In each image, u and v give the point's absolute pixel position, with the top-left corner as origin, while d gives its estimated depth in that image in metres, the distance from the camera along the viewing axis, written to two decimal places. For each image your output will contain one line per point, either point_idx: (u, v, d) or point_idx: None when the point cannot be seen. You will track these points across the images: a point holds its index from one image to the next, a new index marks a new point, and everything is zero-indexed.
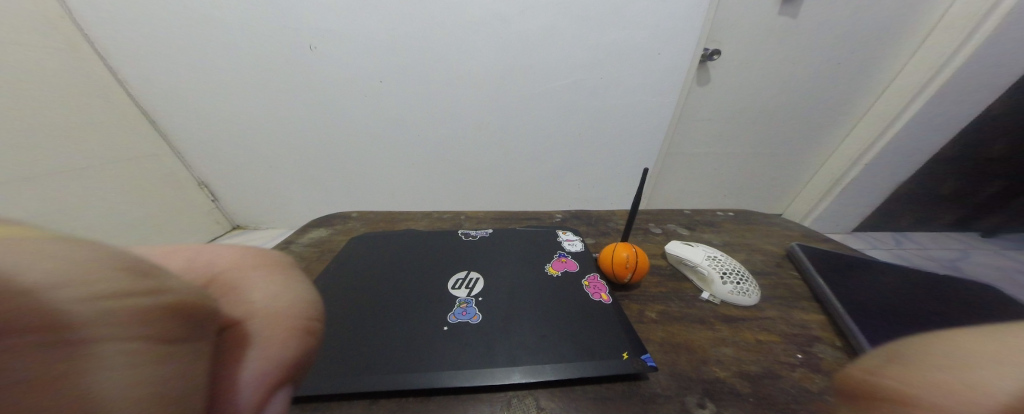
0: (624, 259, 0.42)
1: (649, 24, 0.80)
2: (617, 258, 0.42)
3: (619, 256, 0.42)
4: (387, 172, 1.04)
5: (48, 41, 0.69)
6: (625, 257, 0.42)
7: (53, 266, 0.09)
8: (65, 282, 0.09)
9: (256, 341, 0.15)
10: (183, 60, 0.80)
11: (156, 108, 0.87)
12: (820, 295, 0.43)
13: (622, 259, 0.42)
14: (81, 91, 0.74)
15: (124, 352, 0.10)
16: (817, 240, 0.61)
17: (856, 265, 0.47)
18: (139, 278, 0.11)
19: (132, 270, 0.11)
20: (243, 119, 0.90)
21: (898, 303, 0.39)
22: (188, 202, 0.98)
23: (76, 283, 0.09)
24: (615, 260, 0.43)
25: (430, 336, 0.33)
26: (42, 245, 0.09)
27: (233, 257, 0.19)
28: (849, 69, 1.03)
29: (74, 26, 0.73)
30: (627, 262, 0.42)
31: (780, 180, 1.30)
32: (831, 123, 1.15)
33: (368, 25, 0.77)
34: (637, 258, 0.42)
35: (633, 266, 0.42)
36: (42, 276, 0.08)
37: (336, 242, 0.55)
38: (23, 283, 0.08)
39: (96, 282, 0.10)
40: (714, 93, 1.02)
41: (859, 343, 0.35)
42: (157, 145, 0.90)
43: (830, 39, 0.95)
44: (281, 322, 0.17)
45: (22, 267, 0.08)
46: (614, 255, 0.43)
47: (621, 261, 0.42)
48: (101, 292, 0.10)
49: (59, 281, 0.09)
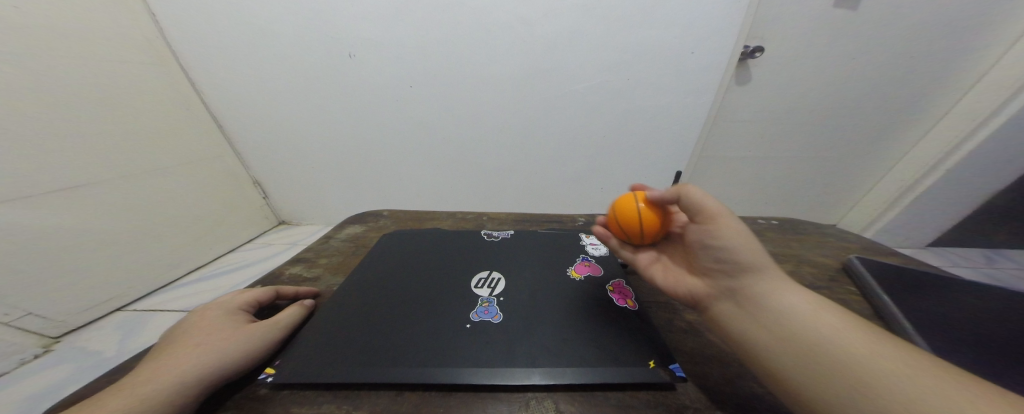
0: (634, 213, 0.37)
1: (682, 22, 0.77)
2: (627, 209, 0.37)
3: (630, 208, 0.37)
4: (414, 174, 1.09)
5: (147, 59, 0.81)
6: (636, 209, 0.37)
7: (174, 354, 0.29)
8: (174, 356, 0.28)
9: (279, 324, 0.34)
10: (245, 73, 0.90)
11: (223, 115, 0.97)
12: (882, 312, 0.38)
13: (632, 210, 0.37)
14: (170, 103, 0.86)
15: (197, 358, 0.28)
16: (879, 253, 0.54)
17: (933, 283, 0.40)
18: (199, 342, 0.30)
19: (198, 342, 0.30)
20: (290, 125, 0.99)
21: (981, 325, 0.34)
22: (245, 199, 1.08)
23: (179, 353, 0.29)
24: (623, 213, 0.38)
25: (454, 331, 0.34)
26: (171, 353, 0.29)
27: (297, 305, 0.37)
28: (923, 63, 0.91)
29: (165, 45, 0.85)
30: (637, 215, 0.37)
31: (835, 186, 1.18)
32: (897, 124, 1.03)
33: (401, 35, 0.82)
34: (651, 213, 0.36)
35: (645, 221, 0.36)
36: (167, 362, 0.28)
37: (369, 238, 0.58)
38: (159, 368, 0.27)
39: (189, 348, 0.29)
40: (756, 94, 0.95)
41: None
42: (223, 147, 1.01)
43: (899, 30, 0.85)
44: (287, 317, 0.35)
45: (163, 362, 0.28)
46: (624, 207, 0.38)
47: (631, 214, 0.37)
48: (191, 351, 0.29)
49: (170, 358, 0.28)
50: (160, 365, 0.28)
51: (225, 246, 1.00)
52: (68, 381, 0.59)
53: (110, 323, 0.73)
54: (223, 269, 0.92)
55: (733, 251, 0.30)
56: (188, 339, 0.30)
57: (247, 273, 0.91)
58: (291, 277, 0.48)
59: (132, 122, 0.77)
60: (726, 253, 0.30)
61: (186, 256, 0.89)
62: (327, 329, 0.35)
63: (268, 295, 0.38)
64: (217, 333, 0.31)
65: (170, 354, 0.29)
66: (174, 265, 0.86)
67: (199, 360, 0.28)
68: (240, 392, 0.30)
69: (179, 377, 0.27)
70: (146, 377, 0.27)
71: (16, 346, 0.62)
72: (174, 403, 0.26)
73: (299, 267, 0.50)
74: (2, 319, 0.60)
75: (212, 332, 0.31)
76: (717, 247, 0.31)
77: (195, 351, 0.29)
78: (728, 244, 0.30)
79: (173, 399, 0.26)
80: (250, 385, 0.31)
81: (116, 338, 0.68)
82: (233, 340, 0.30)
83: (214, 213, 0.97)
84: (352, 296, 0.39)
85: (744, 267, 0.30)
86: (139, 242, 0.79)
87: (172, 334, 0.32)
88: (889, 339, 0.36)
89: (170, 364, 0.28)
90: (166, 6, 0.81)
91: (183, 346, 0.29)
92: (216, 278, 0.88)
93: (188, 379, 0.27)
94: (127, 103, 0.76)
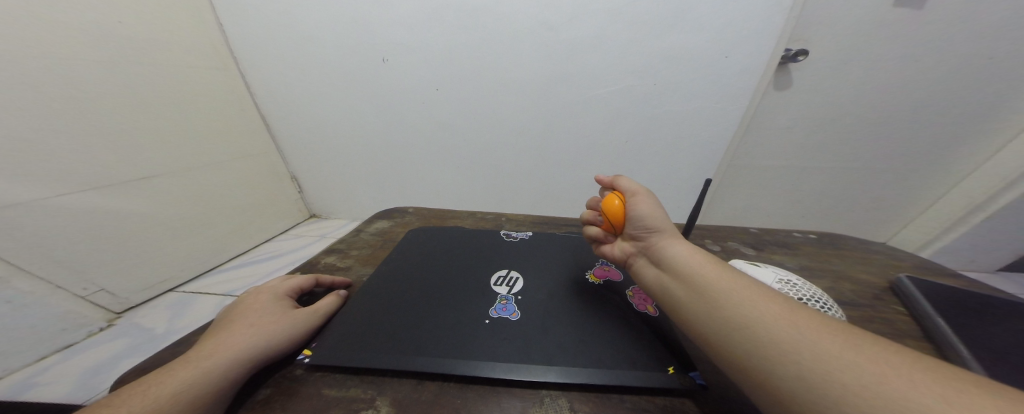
0: (619, 210, 0.36)
1: (717, 24, 0.75)
2: (611, 209, 0.37)
3: (612, 207, 0.37)
4: (437, 175, 1.12)
5: (212, 64, 0.90)
6: (617, 205, 0.37)
7: (232, 332, 0.32)
8: (232, 333, 0.32)
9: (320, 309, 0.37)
10: (291, 77, 0.97)
11: (270, 115, 1.06)
12: (935, 335, 0.35)
13: (614, 207, 0.37)
14: (228, 104, 0.94)
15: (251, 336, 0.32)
16: (935, 274, 0.49)
17: (998, 308, 0.36)
18: (253, 322, 0.33)
19: (252, 322, 0.33)
20: (327, 126, 1.06)
21: None
22: (283, 193, 1.16)
23: (236, 332, 0.32)
24: (610, 214, 0.37)
25: (474, 326, 0.35)
26: (228, 331, 0.32)
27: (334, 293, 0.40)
28: (998, 67, 0.82)
29: (228, 51, 0.94)
30: (620, 210, 0.37)
31: (885, 200, 1.08)
32: (964, 133, 0.93)
33: (431, 41, 0.86)
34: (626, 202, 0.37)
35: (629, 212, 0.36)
36: (227, 338, 0.31)
37: (395, 233, 0.61)
38: (219, 343, 0.31)
39: (245, 327, 0.33)
40: (797, 99, 0.89)
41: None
42: (268, 145, 1.09)
43: (970, 30, 0.77)
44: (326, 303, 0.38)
45: (223, 338, 0.31)
46: (605, 209, 0.37)
47: (615, 211, 0.37)
48: (247, 330, 0.32)
49: (230, 335, 0.32)
50: (221, 340, 0.31)
51: (263, 236, 1.08)
52: (125, 353, 0.67)
53: (163, 302, 0.80)
54: (262, 256, 1.00)
55: (643, 217, 0.34)
56: (244, 318, 0.34)
57: (283, 261, 0.98)
58: (325, 265, 0.51)
59: (195, 120, 0.85)
60: (641, 219, 0.34)
61: (230, 244, 0.97)
62: (355, 316, 0.37)
63: (309, 283, 0.42)
64: (265, 316, 0.34)
65: (228, 332, 0.32)
66: (220, 252, 0.94)
67: (253, 338, 0.32)
68: (283, 369, 0.33)
69: (236, 353, 0.30)
70: (209, 350, 0.30)
71: (87, 319, 0.70)
72: (231, 378, 0.29)
73: (332, 257, 0.53)
74: (79, 292, 0.69)
75: (264, 314, 0.34)
76: (633, 216, 0.35)
77: (248, 332, 0.32)
78: (642, 212, 0.34)
79: (231, 372, 0.29)
80: (288, 365, 0.33)
81: (167, 317, 0.76)
82: (282, 322, 0.34)
83: (256, 205, 1.05)
84: (379, 287, 0.42)
85: (653, 230, 0.33)
86: (195, 229, 0.87)
87: (231, 312, 0.35)
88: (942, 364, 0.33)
89: (229, 341, 0.31)
90: (229, 16, 0.89)
91: (239, 325, 0.33)
92: (255, 264, 0.96)
93: (243, 355, 0.30)
94: (193, 103, 0.85)
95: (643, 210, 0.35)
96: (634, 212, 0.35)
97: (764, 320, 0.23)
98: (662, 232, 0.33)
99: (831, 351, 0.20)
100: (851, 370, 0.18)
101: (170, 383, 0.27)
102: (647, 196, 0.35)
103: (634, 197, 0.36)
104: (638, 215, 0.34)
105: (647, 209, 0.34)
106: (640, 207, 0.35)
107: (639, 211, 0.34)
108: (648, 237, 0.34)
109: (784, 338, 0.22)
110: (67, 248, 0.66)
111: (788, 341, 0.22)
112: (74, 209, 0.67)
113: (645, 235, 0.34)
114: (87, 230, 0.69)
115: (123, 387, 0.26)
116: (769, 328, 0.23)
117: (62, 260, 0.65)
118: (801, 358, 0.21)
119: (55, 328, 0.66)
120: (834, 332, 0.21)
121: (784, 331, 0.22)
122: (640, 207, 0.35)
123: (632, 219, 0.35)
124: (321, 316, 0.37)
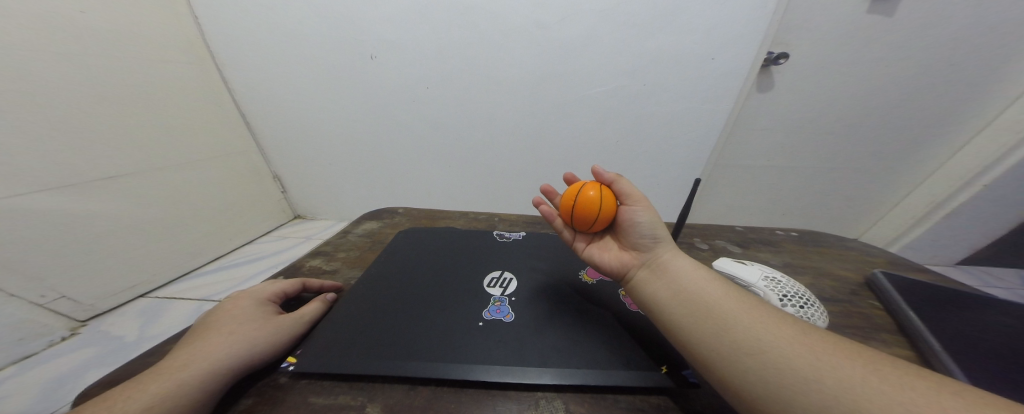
0: (592, 198, 0.37)
1: (704, 27, 0.76)
2: (586, 199, 0.38)
3: (586, 195, 0.38)
4: (426, 173, 1.10)
5: (186, 57, 0.85)
6: (592, 196, 0.38)
7: (206, 341, 0.30)
8: (208, 342, 0.30)
9: (304, 314, 0.36)
10: (272, 71, 0.93)
11: (249, 112, 1.01)
12: (908, 327, 0.37)
13: (588, 198, 0.38)
14: (203, 98, 0.89)
15: (229, 344, 0.30)
16: (908, 268, 0.52)
17: (963, 300, 0.39)
18: (231, 329, 0.31)
19: (230, 329, 0.31)
20: (311, 121, 1.01)
21: (1011, 340, 0.33)
22: (266, 192, 1.11)
23: (213, 340, 0.30)
24: (587, 202, 0.38)
25: (468, 330, 0.34)
26: (207, 338, 0.30)
27: (319, 298, 0.39)
28: (959, 73, 0.87)
29: (203, 43, 0.89)
30: (597, 202, 0.37)
31: (859, 197, 1.14)
32: (929, 135, 0.99)
33: (421, 37, 0.84)
34: (606, 199, 0.38)
35: (603, 206, 0.37)
36: (201, 347, 0.30)
37: (385, 234, 0.60)
38: (192, 354, 0.29)
39: (222, 334, 0.31)
40: (778, 101, 0.93)
41: (950, 371, 0.29)
42: (249, 143, 1.04)
43: (936, 37, 0.81)
44: (311, 308, 0.37)
45: (197, 348, 0.30)
46: (586, 199, 0.38)
47: (587, 201, 0.38)
48: (226, 337, 0.31)
49: (205, 345, 0.30)
50: (195, 349, 0.29)
51: (244, 237, 1.03)
52: (93, 362, 0.63)
53: (133, 309, 0.76)
54: (242, 259, 0.96)
55: (650, 226, 0.34)
56: (221, 326, 0.32)
57: (264, 264, 0.94)
58: (312, 268, 0.49)
59: (167, 115, 0.81)
60: (647, 228, 0.34)
61: (207, 246, 0.92)
62: (345, 321, 0.36)
63: (297, 285, 0.40)
64: (246, 322, 0.32)
65: (204, 339, 0.30)
66: (196, 255, 0.89)
67: (233, 347, 0.30)
68: (267, 378, 0.32)
69: (213, 364, 0.28)
70: (183, 360, 0.28)
71: (48, 328, 0.66)
72: (209, 389, 0.27)
73: (318, 260, 0.51)
74: (37, 300, 0.64)
75: (246, 320, 0.33)
76: (637, 224, 0.35)
77: (226, 340, 0.30)
78: (648, 221, 0.34)
79: (207, 384, 0.27)
80: (272, 374, 0.32)
81: (138, 324, 0.71)
82: (265, 330, 0.32)
83: (235, 206, 1.00)
84: (370, 289, 0.41)
85: (659, 240, 0.33)
86: (168, 231, 0.83)
87: (208, 318, 0.34)
88: (913, 355, 0.34)
89: (205, 350, 0.29)
90: (205, 7, 0.85)
91: (216, 332, 0.31)
92: (235, 268, 0.92)
93: (222, 366, 0.29)
94: (165, 99, 0.80)
95: (648, 220, 0.34)
96: (638, 220, 0.35)
97: (779, 345, 0.23)
98: (666, 245, 0.33)
99: (851, 376, 0.20)
100: (881, 399, 0.19)
101: (139, 399, 0.25)
102: (649, 206, 0.36)
103: (635, 205, 0.36)
104: (641, 223, 0.34)
105: (651, 219, 0.34)
106: (642, 215, 0.35)
107: (644, 219, 0.34)
108: (654, 248, 0.33)
109: (804, 368, 0.22)
110: (24, 254, 0.61)
111: (807, 368, 0.22)
112: (30, 210, 0.61)
113: (651, 245, 0.33)
114: (48, 232, 0.64)
115: (89, 404, 0.24)
116: (784, 355, 0.23)
117: (19, 267, 0.61)
118: (819, 386, 0.21)
119: (11, 338, 0.61)
120: (847, 356, 0.22)
121: (803, 359, 0.22)
122: (643, 215, 0.35)
123: (635, 226, 0.35)
124: (305, 321, 0.35)
